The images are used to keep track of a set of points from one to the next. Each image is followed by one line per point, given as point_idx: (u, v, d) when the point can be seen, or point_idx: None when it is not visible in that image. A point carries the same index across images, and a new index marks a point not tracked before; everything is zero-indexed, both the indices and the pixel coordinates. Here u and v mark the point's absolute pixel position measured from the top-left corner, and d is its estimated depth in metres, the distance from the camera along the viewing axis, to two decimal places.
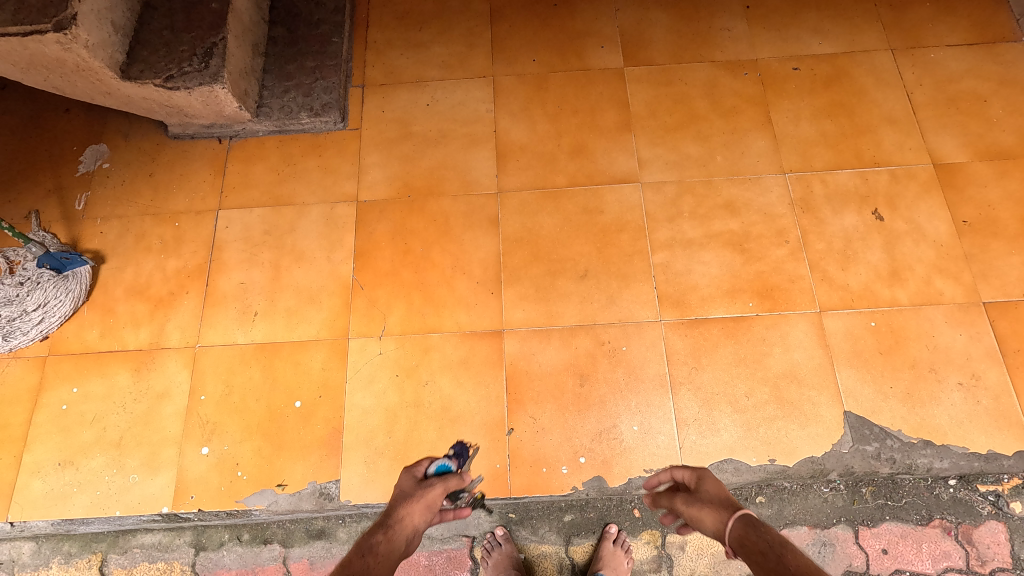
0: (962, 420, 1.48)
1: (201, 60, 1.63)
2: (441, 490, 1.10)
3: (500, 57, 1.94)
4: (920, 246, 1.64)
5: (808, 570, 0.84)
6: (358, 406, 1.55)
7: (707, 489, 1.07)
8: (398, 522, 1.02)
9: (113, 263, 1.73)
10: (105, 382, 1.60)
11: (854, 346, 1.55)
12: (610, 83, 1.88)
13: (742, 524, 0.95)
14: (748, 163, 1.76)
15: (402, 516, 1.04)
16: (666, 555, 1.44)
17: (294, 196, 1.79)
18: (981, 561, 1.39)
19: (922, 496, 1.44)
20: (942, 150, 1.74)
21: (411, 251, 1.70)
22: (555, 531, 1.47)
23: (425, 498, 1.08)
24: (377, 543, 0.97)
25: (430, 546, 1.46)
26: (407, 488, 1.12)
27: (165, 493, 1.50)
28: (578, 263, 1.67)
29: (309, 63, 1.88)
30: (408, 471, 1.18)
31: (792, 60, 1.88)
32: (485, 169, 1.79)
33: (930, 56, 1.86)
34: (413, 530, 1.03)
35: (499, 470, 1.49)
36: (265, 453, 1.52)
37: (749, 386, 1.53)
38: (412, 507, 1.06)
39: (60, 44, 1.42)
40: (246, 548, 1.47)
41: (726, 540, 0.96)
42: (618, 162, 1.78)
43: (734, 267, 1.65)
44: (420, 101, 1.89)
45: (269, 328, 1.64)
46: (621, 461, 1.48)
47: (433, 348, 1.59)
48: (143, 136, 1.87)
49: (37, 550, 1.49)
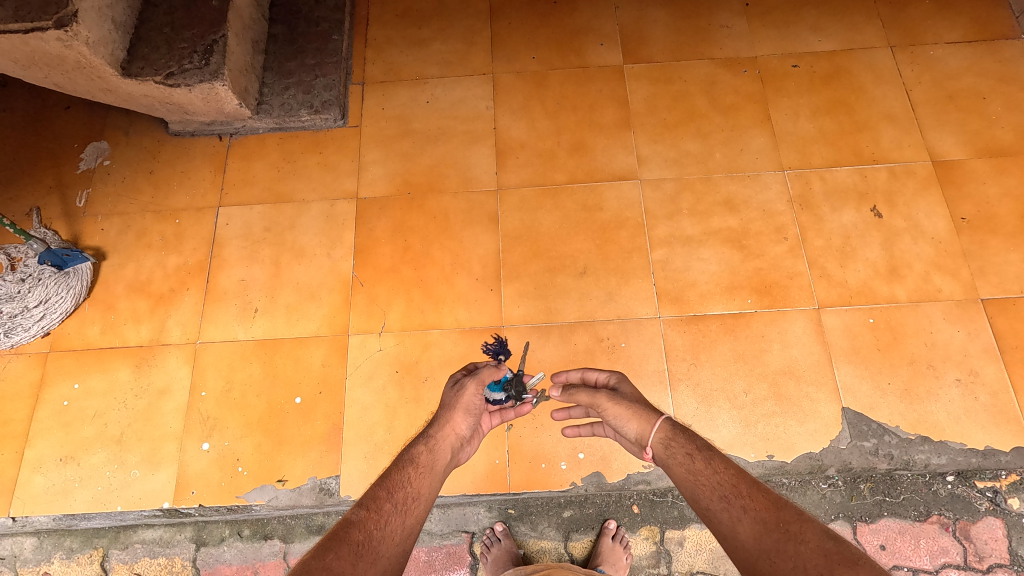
0: (960, 416, 1.48)
1: (201, 57, 1.64)
2: (475, 389, 1.15)
3: (500, 54, 1.95)
4: (919, 243, 1.65)
5: (726, 477, 0.90)
6: (358, 402, 1.56)
7: (626, 390, 1.14)
8: (441, 433, 1.08)
9: (113, 260, 1.73)
10: (106, 378, 1.61)
11: (853, 342, 1.56)
12: (610, 80, 1.89)
13: (669, 427, 1.02)
14: (747, 160, 1.76)
15: (444, 423, 1.10)
16: (665, 550, 1.44)
17: (294, 193, 1.79)
18: (979, 557, 1.40)
19: (919, 492, 1.45)
20: (941, 147, 1.74)
21: (410, 247, 1.71)
22: (554, 527, 1.48)
23: (462, 401, 1.12)
24: (419, 453, 1.04)
25: (430, 542, 1.47)
26: (445, 393, 1.17)
27: (165, 488, 1.51)
28: (577, 260, 1.67)
29: (309, 61, 1.88)
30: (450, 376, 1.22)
31: (792, 57, 1.88)
32: (485, 166, 1.80)
33: (929, 54, 1.86)
34: (457, 435, 1.10)
35: (498, 465, 1.49)
36: (265, 449, 1.53)
37: (748, 382, 1.54)
38: (453, 414, 1.11)
39: (61, 41, 1.42)
40: (247, 544, 1.48)
41: (647, 441, 1.03)
42: (617, 159, 1.78)
43: (733, 264, 1.65)
44: (420, 98, 1.90)
45: (270, 324, 1.64)
46: (620, 457, 1.48)
47: (433, 344, 1.60)
48: (143, 133, 1.88)
49: (39, 545, 1.50)
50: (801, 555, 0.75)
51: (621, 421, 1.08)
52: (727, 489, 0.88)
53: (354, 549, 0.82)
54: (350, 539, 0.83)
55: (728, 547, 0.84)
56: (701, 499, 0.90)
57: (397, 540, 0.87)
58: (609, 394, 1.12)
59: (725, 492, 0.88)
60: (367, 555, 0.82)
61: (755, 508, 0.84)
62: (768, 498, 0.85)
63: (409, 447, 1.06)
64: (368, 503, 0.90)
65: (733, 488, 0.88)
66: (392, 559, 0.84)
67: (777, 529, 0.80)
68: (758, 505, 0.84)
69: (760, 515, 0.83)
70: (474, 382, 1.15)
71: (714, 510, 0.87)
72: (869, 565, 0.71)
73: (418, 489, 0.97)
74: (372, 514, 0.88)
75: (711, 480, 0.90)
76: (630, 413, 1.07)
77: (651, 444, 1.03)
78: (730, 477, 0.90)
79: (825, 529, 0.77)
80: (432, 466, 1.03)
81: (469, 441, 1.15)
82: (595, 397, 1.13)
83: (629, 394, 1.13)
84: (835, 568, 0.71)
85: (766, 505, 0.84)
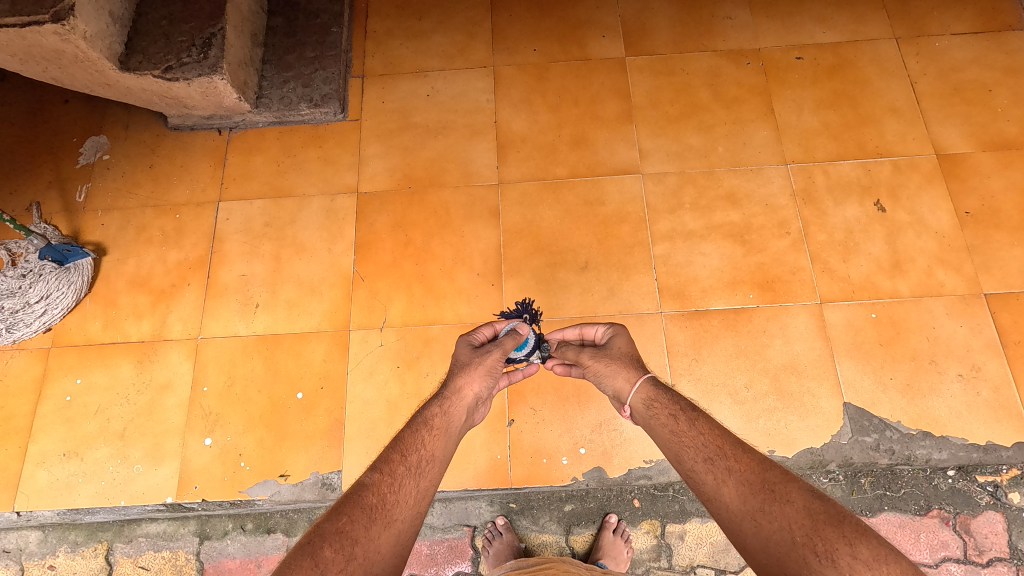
0: (962, 411, 1.48)
1: (200, 51, 1.63)
2: (499, 356, 1.13)
3: (500, 46, 1.93)
4: (922, 238, 1.64)
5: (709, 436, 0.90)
6: (360, 397, 1.56)
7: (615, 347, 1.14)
8: (457, 396, 1.07)
9: (114, 255, 1.73)
10: (108, 374, 1.61)
11: (855, 337, 1.56)
12: (611, 73, 1.87)
13: (651, 388, 1.03)
14: (750, 154, 1.75)
15: (460, 386, 1.09)
16: (665, 544, 1.45)
17: (294, 187, 1.78)
18: (979, 550, 1.40)
19: (920, 487, 1.45)
20: (946, 140, 1.73)
21: (411, 242, 1.70)
22: (556, 520, 1.48)
23: (485, 365, 1.11)
24: (434, 416, 1.03)
25: (433, 535, 1.48)
26: (464, 356, 1.14)
27: (168, 483, 1.51)
28: (579, 255, 1.67)
29: (309, 54, 1.87)
30: (466, 337, 1.19)
31: (796, 49, 1.86)
32: (485, 160, 1.79)
33: (934, 46, 1.84)
34: (472, 397, 1.09)
35: (500, 460, 1.49)
36: (267, 444, 1.53)
37: (749, 377, 1.54)
38: (472, 378, 1.10)
39: (58, 35, 1.41)
40: (250, 538, 1.49)
41: (625, 399, 1.05)
42: (619, 152, 1.77)
43: (735, 259, 1.64)
44: (420, 92, 1.88)
45: (271, 320, 1.64)
46: (621, 452, 1.49)
47: (434, 339, 1.60)
48: (143, 127, 1.87)
49: (44, 539, 1.51)
50: (786, 516, 0.76)
51: (602, 377, 1.10)
52: (712, 451, 0.88)
53: (368, 512, 0.83)
54: (364, 502, 0.85)
55: (711, 507, 0.85)
56: (685, 460, 0.90)
57: (411, 503, 0.88)
58: (593, 351, 1.13)
59: (710, 454, 0.88)
60: (380, 518, 0.83)
61: (739, 470, 0.84)
62: (752, 459, 0.85)
63: (422, 408, 1.05)
64: (381, 466, 0.91)
65: (718, 450, 0.88)
66: (405, 522, 0.86)
67: (762, 490, 0.80)
68: (742, 467, 0.84)
69: (744, 477, 0.83)
70: (498, 349, 1.13)
71: (698, 471, 0.87)
72: (854, 523, 0.72)
73: (432, 451, 0.97)
74: (386, 478, 0.89)
75: (696, 441, 0.90)
76: (609, 370, 1.08)
77: (630, 403, 1.04)
78: (714, 438, 0.90)
79: (807, 490, 0.78)
80: (446, 428, 1.03)
81: (482, 401, 1.15)
82: (579, 353, 1.15)
83: (618, 350, 1.12)
84: (821, 528, 0.72)
85: (749, 467, 0.84)
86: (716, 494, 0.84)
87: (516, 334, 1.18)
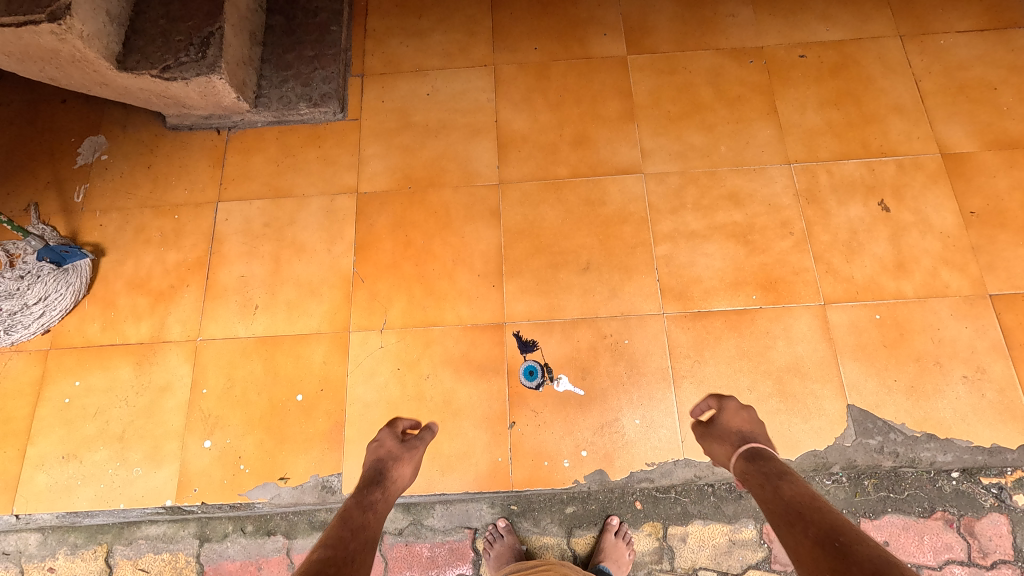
0: (967, 413, 1.47)
1: (197, 50, 1.61)
2: (421, 449, 1.26)
3: (501, 45, 1.91)
4: (927, 238, 1.62)
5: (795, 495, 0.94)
6: (360, 399, 1.55)
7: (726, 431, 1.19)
8: (391, 482, 1.16)
9: (112, 256, 1.72)
10: (107, 376, 1.60)
11: (859, 338, 1.54)
12: (613, 71, 1.86)
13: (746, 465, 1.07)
14: (752, 153, 1.73)
15: (394, 474, 1.18)
16: (667, 546, 1.44)
17: (294, 188, 1.77)
18: (983, 553, 1.39)
19: (924, 489, 1.44)
20: (950, 139, 1.71)
21: (411, 243, 1.69)
22: (557, 523, 1.48)
23: (412, 456, 1.23)
24: (377, 501, 1.09)
25: (433, 537, 1.47)
26: (392, 448, 1.23)
27: (168, 486, 1.50)
28: (580, 256, 1.65)
29: (307, 53, 1.85)
30: (390, 429, 1.29)
31: (799, 47, 1.85)
32: (486, 160, 1.77)
33: (939, 43, 1.82)
34: (404, 484, 1.19)
35: (501, 463, 1.49)
36: (267, 447, 1.52)
37: (752, 379, 1.52)
38: (403, 470, 1.20)
39: (54, 34, 1.40)
40: (250, 540, 1.48)
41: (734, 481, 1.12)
42: (621, 152, 1.76)
43: (738, 259, 1.63)
44: (420, 91, 1.87)
45: (271, 321, 1.63)
46: (624, 455, 1.48)
47: (434, 341, 1.59)
48: (141, 126, 1.85)
49: (43, 541, 1.50)
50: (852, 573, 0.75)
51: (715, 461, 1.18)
52: (790, 514, 0.90)
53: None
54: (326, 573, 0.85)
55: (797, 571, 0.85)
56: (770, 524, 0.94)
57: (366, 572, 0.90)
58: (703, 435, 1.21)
59: (790, 517, 0.90)
60: None
61: (815, 531, 0.85)
62: (832, 524, 0.86)
63: (366, 492, 1.10)
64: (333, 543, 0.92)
65: (799, 513, 0.90)
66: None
67: (832, 548, 0.80)
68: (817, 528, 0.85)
69: (816, 537, 0.83)
70: (422, 442, 1.27)
71: (781, 534, 0.90)
72: None
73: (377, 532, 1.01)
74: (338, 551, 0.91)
75: (777, 506, 0.94)
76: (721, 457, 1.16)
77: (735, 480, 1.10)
78: (796, 502, 0.92)
79: (881, 553, 0.76)
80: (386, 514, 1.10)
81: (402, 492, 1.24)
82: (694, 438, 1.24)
83: (728, 426, 1.19)
84: None
85: (827, 528, 0.84)
86: (795, 556, 0.85)
87: (434, 430, 1.30)
